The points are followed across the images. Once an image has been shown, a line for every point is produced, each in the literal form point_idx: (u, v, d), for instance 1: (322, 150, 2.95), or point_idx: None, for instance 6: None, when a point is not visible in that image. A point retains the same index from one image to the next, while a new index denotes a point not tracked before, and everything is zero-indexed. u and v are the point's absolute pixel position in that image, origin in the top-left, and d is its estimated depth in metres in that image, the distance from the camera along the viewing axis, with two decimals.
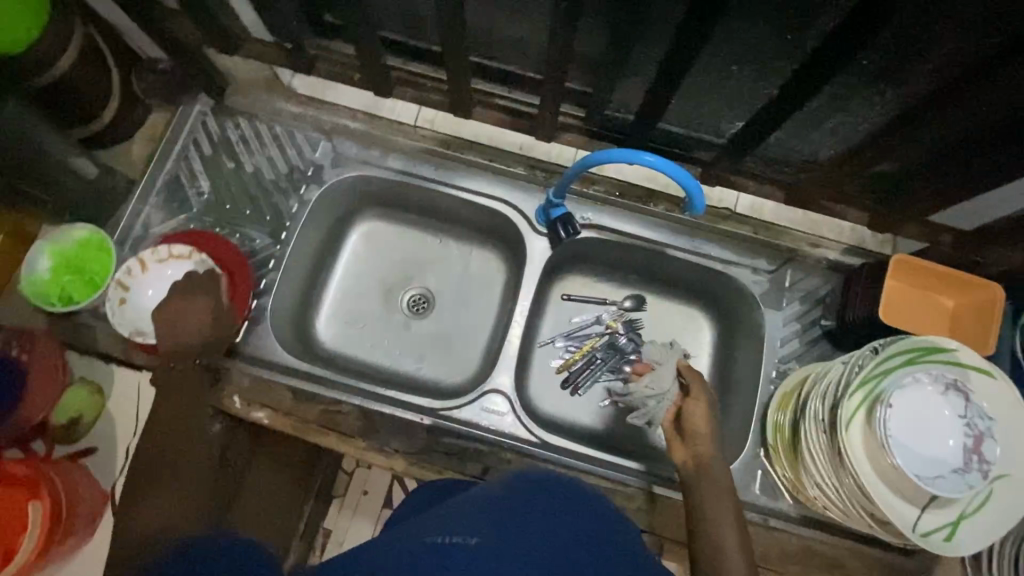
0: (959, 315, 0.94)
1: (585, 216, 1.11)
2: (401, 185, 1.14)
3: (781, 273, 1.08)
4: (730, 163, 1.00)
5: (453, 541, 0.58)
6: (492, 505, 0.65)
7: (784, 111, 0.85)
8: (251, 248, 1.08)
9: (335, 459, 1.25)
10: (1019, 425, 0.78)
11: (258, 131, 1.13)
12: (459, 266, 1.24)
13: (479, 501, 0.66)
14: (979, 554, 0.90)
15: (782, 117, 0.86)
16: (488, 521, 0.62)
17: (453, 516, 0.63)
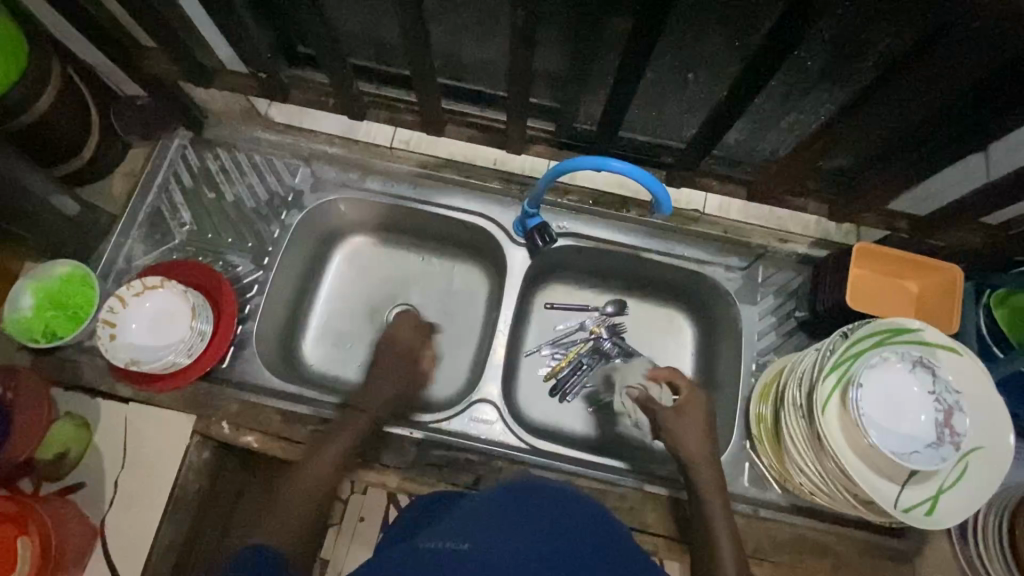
0: (923, 298, 0.98)
1: (561, 225, 1.14)
2: (381, 206, 1.17)
3: (753, 269, 1.11)
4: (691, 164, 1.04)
5: (448, 547, 0.62)
6: (488, 510, 0.67)
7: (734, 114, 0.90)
8: (235, 274, 1.09)
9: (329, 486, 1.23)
10: (987, 397, 0.81)
11: (238, 161, 1.16)
12: (443, 282, 1.27)
13: (477, 506, 0.68)
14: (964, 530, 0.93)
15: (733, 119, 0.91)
16: (484, 530, 0.64)
17: (452, 524, 0.66)
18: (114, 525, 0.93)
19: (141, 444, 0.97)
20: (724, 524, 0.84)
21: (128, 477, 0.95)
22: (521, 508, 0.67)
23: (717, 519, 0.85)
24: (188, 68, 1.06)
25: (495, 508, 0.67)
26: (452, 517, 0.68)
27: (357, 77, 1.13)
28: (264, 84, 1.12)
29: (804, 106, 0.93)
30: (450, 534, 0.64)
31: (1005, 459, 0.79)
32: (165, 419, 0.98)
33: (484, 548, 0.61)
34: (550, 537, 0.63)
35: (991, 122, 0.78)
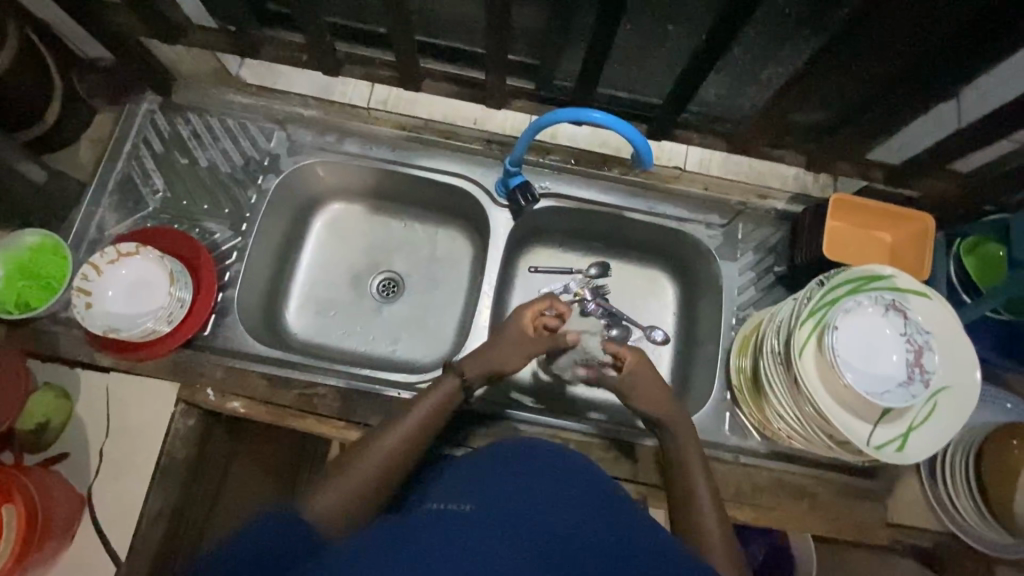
0: (897, 247, 1.01)
1: (543, 185, 1.14)
2: (360, 169, 1.15)
3: (733, 225, 1.13)
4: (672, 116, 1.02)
5: (446, 511, 0.61)
6: (489, 467, 0.70)
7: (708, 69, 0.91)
8: (212, 241, 1.07)
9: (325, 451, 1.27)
10: (954, 338, 0.84)
11: (210, 125, 1.13)
12: (427, 247, 1.26)
13: (485, 462, 0.72)
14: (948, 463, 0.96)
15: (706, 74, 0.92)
16: (480, 488, 0.65)
17: (455, 487, 0.68)
18: (102, 493, 0.93)
19: (124, 412, 0.96)
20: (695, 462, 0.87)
21: (113, 446, 0.94)
22: (522, 461, 0.70)
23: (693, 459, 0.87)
24: (155, 25, 1.02)
25: (498, 462, 0.71)
26: (458, 475, 0.71)
27: (332, 35, 1.10)
28: (234, 39, 1.08)
29: (782, 56, 0.97)
30: (454, 498, 0.65)
31: (972, 396, 0.82)
32: (147, 388, 0.97)
33: (477, 529, 0.58)
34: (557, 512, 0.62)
35: (957, 68, 0.81)
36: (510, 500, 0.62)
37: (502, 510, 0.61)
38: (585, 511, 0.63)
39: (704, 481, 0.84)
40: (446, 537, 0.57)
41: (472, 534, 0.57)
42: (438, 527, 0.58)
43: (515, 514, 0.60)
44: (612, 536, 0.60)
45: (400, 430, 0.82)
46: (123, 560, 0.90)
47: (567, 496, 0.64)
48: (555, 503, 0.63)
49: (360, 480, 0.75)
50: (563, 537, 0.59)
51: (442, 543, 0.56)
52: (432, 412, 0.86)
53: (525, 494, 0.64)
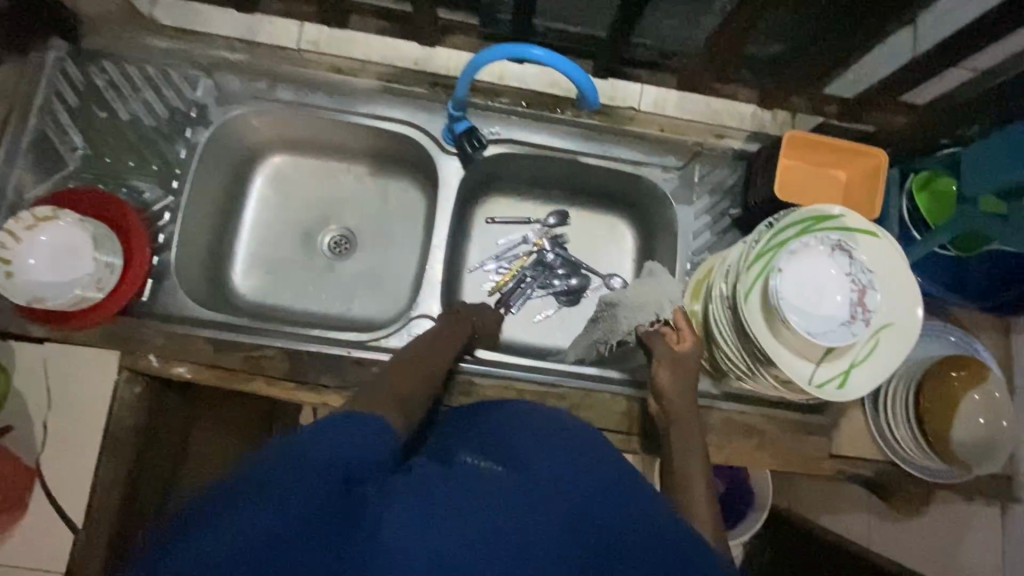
0: (851, 186, 0.99)
1: (493, 130, 1.09)
2: (296, 117, 1.08)
3: (690, 167, 1.10)
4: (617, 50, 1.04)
5: (485, 467, 0.57)
6: (523, 424, 0.65)
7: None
8: (142, 201, 1.01)
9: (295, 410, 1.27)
10: (898, 276, 0.84)
11: (128, 74, 1.05)
12: (377, 200, 1.21)
13: (514, 416, 0.68)
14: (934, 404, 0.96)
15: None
16: (517, 442, 0.61)
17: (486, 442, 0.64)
18: (51, 464, 0.91)
19: (64, 383, 0.93)
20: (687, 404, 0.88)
21: (58, 417, 0.92)
22: (553, 419, 0.66)
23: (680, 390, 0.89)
24: None
25: (527, 419, 0.66)
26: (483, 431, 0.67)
27: None
28: None
29: None
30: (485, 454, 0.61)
31: (913, 332, 0.83)
32: (86, 357, 0.93)
33: (526, 480, 0.55)
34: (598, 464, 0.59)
35: None
36: (554, 452, 0.58)
37: (545, 465, 0.58)
38: (620, 469, 0.59)
39: (693, 432, 0.86)
40: (501, 488, 0.53)
41: (518, 485, 0.54)
42: (474, 479, 0.55)
43: (558, 468, 0.57)
44: (647, 494, 0.58)
45: (422, 365, 0.86)
46: (81, 526, 0.90)
47: (601, 457, 0.60)
48: (595, 462, 0.59)
49: (393, 395, 0.76)
50: (605, 491, 0.56)
51: (495, 493, 0.53)
52: (447, 344, 0.93)
53: (561, 451, 0.59)
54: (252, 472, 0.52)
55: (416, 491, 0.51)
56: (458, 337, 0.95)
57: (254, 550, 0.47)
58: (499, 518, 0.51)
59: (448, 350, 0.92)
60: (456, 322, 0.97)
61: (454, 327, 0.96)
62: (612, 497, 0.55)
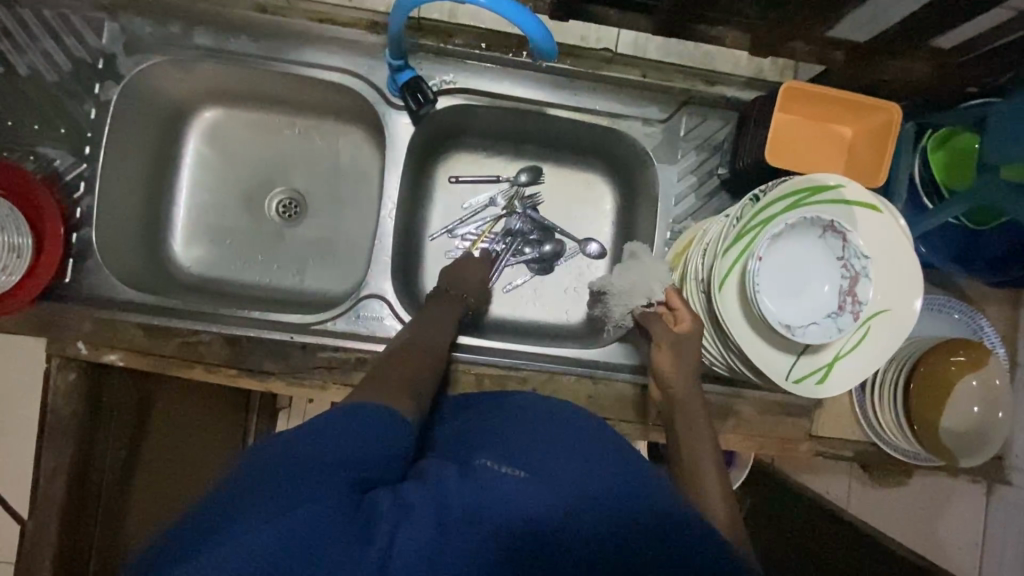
0: (857, 144, 0.86)
1: (445, 78, 0.94)
2: (220, 68, 0.95)
3: (675, 120, 0.96)
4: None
5: (500, 468, 0.53)
6: (534, 422, 0.61)
7: None
8: (53, 170, 0.90)
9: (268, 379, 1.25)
10: (897, 258, 0.74)
11: (21, 19, 0.90)
12: (329, 158, 1.09)
13: (519, 415, 0.64)
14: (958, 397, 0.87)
15: None
16: (530, 442, 0.57)
17: (492, 440, 0.60)
18: None
19: None
20: (691, 385, 0.78)
21: None
22: (561, 417, 0.62)
23: (682, 368, 0.78)
24: None
25: (535, 416, 0.62)
26: (484, 430, 0.63)
27: None
28: None
29: None
30: (503, 456, 0.55)
31: (908, 323, 0.74)
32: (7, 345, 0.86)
33: (546, 483, 0.51)
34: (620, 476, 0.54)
35: None
36: (574, 459, 0.55)
37: (565, 471, 0.53)
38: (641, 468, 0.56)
39: (701, 418, 0.76)
40: (522, 493, 0.49)
41: (537, 491, 0.50)
42: (488, 488, 0.50)
43: (579, 473, 0.53)
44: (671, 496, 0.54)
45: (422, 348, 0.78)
46: (29, 518, 0.86)
47: (619, 456, 0.56)
48: (612, 463, 0.55)
49: (398, 384, 0.66)
50: (627, 492, 0.52)
51: (512, 500, 0.49)
52: (441, 326, 0.85)
53: (576, 452, 0.56)
54: (255, 475, 0.48)
55: (434, 500, 0.48)
56: (450, 320, 0.87)
57: (265, 563, 0.44)
58: (524, 530, 0.48)
59: (443, 335, 0.83)
60: (449, 302, 0.90)
61: (447, 313, 0.88)
62: (636, 500, 0.52)
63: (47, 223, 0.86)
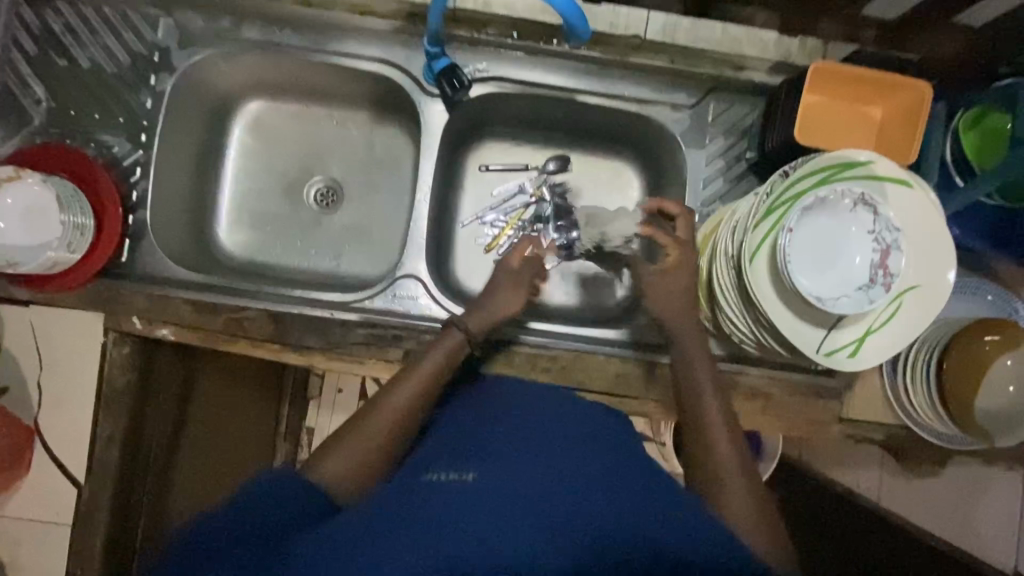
0: (886, 124, 0.86)
1: (478, 67, 0.98)
2: (266, 59, 1.00)
3: (703, 105, 0.98)
4: None
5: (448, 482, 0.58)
6: (492, 442, 0.66)
7: None
8: (111, 156, 0.96)
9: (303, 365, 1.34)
10: (928, 233, 0.74)
11: (84, 17, 0.97)
12: (364, 148, 1.12)
13: (487, 434, 0.69)
14: (999, 377, 0.86)
15: None
16: (482, 458, 0.63)
17: (455, 459, 0.65)
18: (50, 423, 0.91)
19: (52, 347, 0.91)
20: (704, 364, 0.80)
21: (51, 378, 0.91)
22: (520, 431, 0.67)
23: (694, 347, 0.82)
24: None
25: (500, 433, 0.68)
26: (451, 449, 0.69)
27: None
28: None
29: None
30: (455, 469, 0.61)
31: (942, 296, 0.74)
32: (69, 319, 0.91)
33: (488, 483, 0.56)
34: (556, 479, 0.56)
35: None
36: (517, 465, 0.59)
37: (507, 472, 0.57)
38: (588, 466, 0.59)
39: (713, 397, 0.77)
40: (462, 495, 0.54)
41: (478, 490, 0.55)
42: (420, 501, 0.55)
43: (516, 477, 0.57)
44: (614, 490, 0.56)
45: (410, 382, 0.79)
46: (84, 483, 0.90)
47: (567, 458, 0.60)
48: (559, 464, 0.59)
49: (369, 439, 0.71)
50: (566, 486, 0.55)
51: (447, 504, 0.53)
52: (440, 361, 0.82)
53: (523, 457, 0.61)
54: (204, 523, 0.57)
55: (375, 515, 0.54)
56: (446, 351, 0.83)
57: None
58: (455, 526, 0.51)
59: (442, 368, 0.82)
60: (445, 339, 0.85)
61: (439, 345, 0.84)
62: (574, 491, 0.55)
63: (108, 206, 0.92)
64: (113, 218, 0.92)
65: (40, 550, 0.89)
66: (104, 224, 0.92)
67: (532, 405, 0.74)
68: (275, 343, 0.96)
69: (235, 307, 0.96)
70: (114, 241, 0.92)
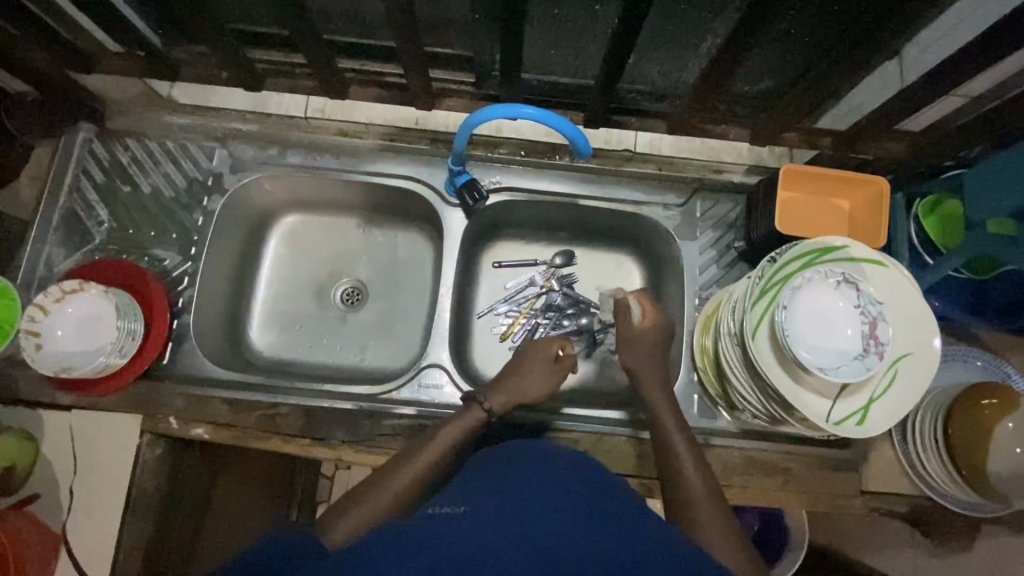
0: (855, 214, 0.98)
1: (493, 179, 1.12)
2: (305, 179, 1.14)
3: (692, 203, 1.11)
4: (601, 107, 1.08)
5: (442, 511, 0.62)
6: (493, 479, 0.68)
7: (625, 53, 0.93)
8: (163, 268, 1.07)
9: (315, 467, 1.34)
10: (910, 306, 0.83)
11: (149, 149, 1.12)
12: (386, 252, 1.22)
13: (489, 471, 0.71)
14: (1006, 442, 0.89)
15: (623, 58, 0.94)
16: (479, 491, 0.66)
17: (453, 493, 0.67)
18: (77, 529, 0.90)
19: (89, 449, 0.94)
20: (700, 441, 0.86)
21: (85, 480, 0.92)
22: (521, 466, 0.70)
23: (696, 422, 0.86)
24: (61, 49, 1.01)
25: (500, 470, 0.70)
26: (454, 485, 0.70)
27: (245, 43, 1.10)
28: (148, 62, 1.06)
29: (716, 28, 0.96)
30: (448, 501, 0.65)
31: (932, 363, 0.81)
32: (109, 421, 0.95)
33: (484, 520, 0.60)
34: (539, 512, 0.62)
35: (877, 33, 0.81)
36: (507, 496, 0.64)
37: (497, 505, 0.62)
38: (581, 514, 0.63)
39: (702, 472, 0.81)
40: (452, 524, 0.59)
41: (475, 531, 0.58)
42: (420, 527, 0.59)
43: (506, 509, 0.62)
44: (598, 534, 0.60)
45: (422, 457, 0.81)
46: None
47: (562, 502, 0.64)
48: (554, 509, 0.63)
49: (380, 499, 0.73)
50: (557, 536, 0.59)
51: (441, 530, 0.58)
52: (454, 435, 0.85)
53: (519, 495, 0.64)
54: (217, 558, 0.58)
55: (372, 547, 0.56)
56: (464, 430, 0.86)
57: None
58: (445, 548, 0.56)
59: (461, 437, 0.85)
60: (466, 417, 0.87)
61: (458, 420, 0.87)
62: (568, 545, 0.58)
63: (157, 313, 1.00)
64: (160, 324, 0.99)
65: None
66: (152, 329, 0.99)
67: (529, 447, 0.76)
68: (305, 438, 1.00)
69: (269, 404, 1.01)
70: (158, 345, 0.99)
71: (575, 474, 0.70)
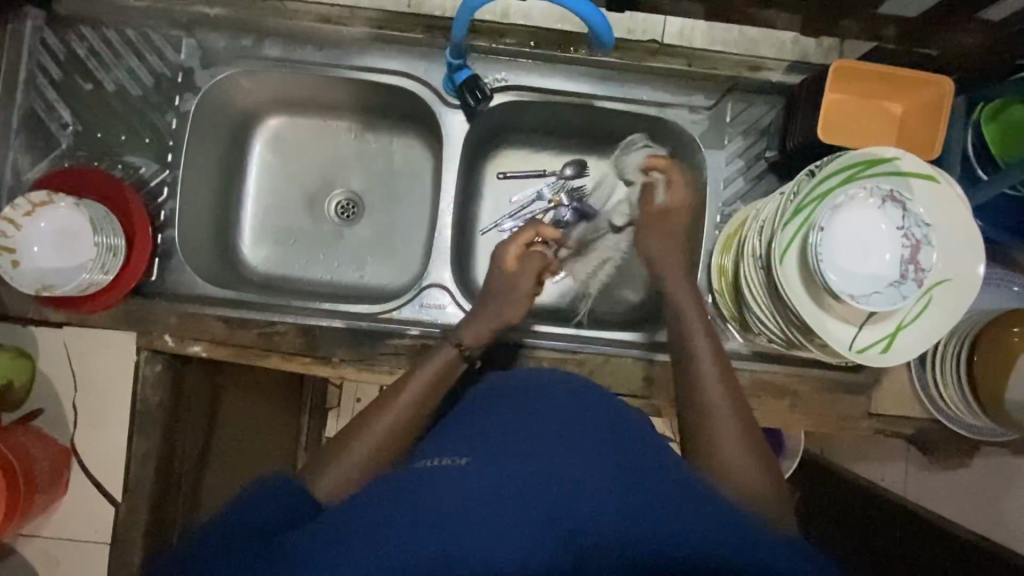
0: (906, 120, 0.87)
1: (498, 76, 0.99)
2: (286, 76, 1.01)
3: (721, 106, 0.99)
4: None
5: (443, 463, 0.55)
6: (504, 418, 0.62)
7: None
8: (139, 177, 0.98)
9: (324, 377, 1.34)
10: (960, 226, 0.75)
11: (107, 39, 0.98)
12: (382, 159, 1.12)
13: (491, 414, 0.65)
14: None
15: None
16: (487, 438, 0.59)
17: (455, 437, 0.62)
18: (85, 446, 0.90)
19: (84, 368, 0.91)
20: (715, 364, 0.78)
21: (85, 399, 0.91)
22: (536, 406, 0.63)
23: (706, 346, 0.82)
24: None
25: (510, 411, 0.63)
26: (461, 421, 0.65)
27: None
28: None
29: None
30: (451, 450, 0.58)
31: (971, 289, 0.75)
32: (101, 338, 0.92)
33: (486, 474, 0.53)
34: (552, 464, 0.54)
35: None
36: (514, 442, 0.56)
37: (507, 455, 0.55)
38: (602, 463, 0.54)
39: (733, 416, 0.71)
40: (453, 480, 0.53)
41: (474, 483, 0.52)
42: (418, 485, 0.52)
43: (515, 463, 0.54)
44: (624, 492, 0.52)
45: (407, 398, 0.78)
46: (121, 500, 0.89)
47: (580, 448, 0.56)
48: (565, 451, 0.55)
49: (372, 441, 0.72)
50: (570, 489, 0.51)
51: (440, 488, 0.52)
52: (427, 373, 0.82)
53: (533, 442, 0.57)
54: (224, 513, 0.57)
55: (362, 512, 0.51)
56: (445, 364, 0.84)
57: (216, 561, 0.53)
58: (439, 515, 0.49)
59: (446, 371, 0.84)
60: (439, 355, 0.85)
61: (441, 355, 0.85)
62: (584, 506, 0.51)
63: (139, 227, 0.94)
64: (145, 239, 0.94)
65: (82, 567, 0.88)
66: (135, 244, 0.93)
67: (539, 384, 0.68)
68: (304, 358, 0.98)
69: (265, 322, 0.98)
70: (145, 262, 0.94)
71: (598, 416, 0.62)
